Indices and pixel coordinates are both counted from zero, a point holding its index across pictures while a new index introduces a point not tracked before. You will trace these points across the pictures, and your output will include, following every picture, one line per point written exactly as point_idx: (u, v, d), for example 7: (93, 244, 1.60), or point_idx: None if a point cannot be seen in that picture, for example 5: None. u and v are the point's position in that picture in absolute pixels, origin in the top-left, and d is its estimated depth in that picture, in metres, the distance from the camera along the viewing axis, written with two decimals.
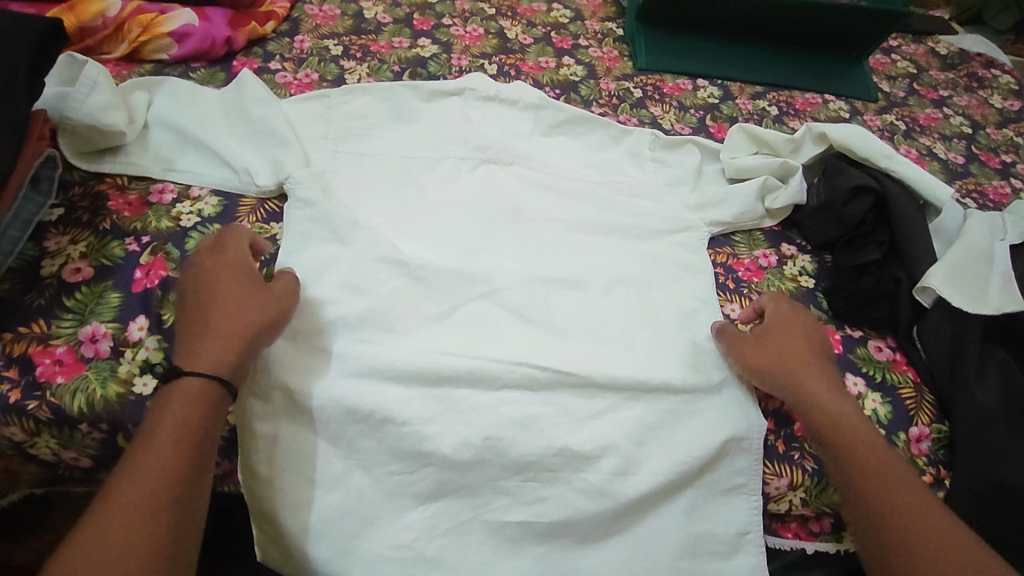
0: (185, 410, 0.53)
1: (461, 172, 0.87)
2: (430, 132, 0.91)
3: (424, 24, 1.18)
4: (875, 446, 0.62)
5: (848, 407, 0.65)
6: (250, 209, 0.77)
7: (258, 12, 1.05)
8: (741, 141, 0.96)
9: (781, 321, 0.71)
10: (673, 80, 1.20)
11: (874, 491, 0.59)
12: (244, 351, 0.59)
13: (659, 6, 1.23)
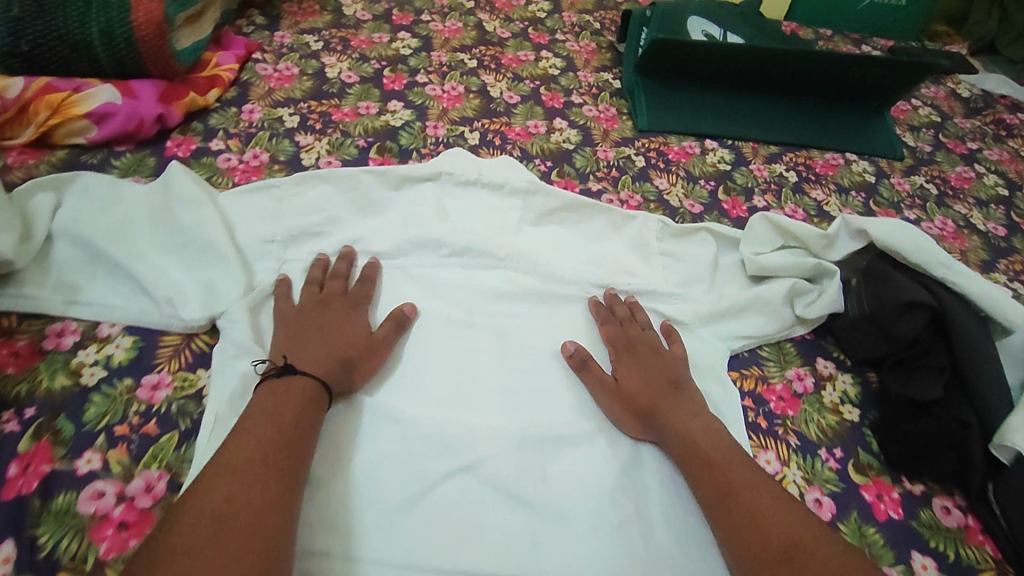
0: (287, 423, 0.56)
1: (436, 288, 0.75)
2: (398, 237, 0.78)
3: (395, 82, 1.04)
4: (714, 451, 0.60)
5: (690, 422, 0.63)
6: (172, 352, 0.64)
7: (200, 79, 0.91)
8: (765, 231, 0.83)
9: (633, 346, 0.71)
10: (679, 142, 1.06)
11: (710, 490, 0.58)
12: (342, 368, 0.63)
13: (661, 57, 1.10)
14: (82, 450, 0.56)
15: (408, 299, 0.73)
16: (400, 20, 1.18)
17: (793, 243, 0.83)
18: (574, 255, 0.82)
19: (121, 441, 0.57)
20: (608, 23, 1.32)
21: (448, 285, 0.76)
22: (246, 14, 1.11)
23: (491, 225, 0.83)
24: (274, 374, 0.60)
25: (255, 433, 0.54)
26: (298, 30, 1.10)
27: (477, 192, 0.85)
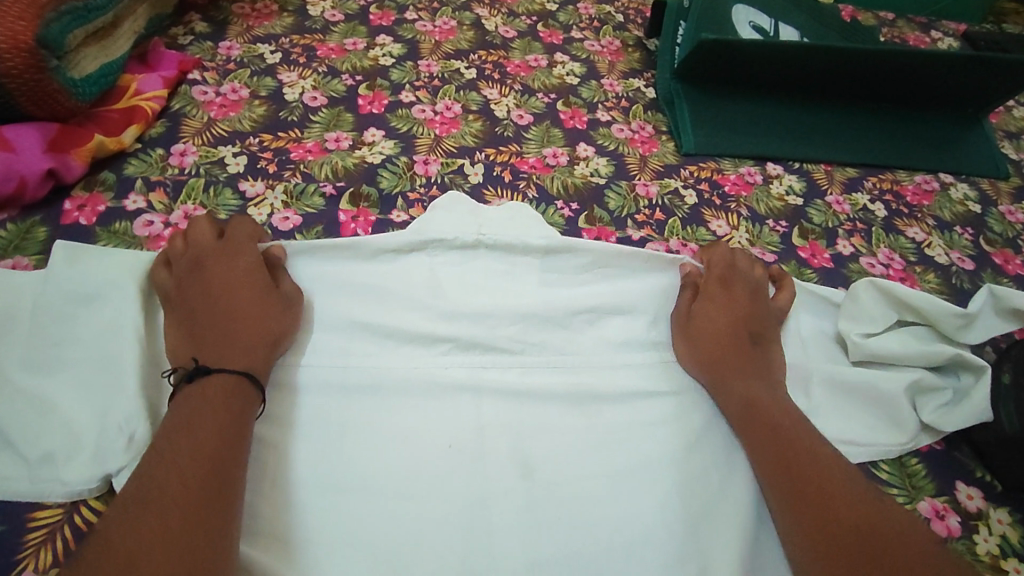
0: (223, 409, 0.50)
1: (410, 414, 0.58)
2: (364, 337, 0.61)
3: (374, 102, 0.82)
4: (784, 423, 0.57)
5: (760, 390, 0.59)
6: (41, 548, 0.47)
7: (113, 113, 0.70)
8: (879, 301, 0.66)
9: (720, 296, 0.65)
10: (735, 168, 0.85)
11: (770, 455, 0.55)
12: (262, 353, 0.55)
13: (708, 61, 0.88)
14: None
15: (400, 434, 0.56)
16: (379, 22, 0.96)
17: (912, 319, 0.67)
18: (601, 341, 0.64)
19: None
20: (632, 14, 1.09)
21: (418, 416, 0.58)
22: (184, 19, 0.88)
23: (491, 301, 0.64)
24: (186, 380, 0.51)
25: (195, 421, 0.48)
26: (250, 39, 0.88)
27: (473, 259, 0.66)
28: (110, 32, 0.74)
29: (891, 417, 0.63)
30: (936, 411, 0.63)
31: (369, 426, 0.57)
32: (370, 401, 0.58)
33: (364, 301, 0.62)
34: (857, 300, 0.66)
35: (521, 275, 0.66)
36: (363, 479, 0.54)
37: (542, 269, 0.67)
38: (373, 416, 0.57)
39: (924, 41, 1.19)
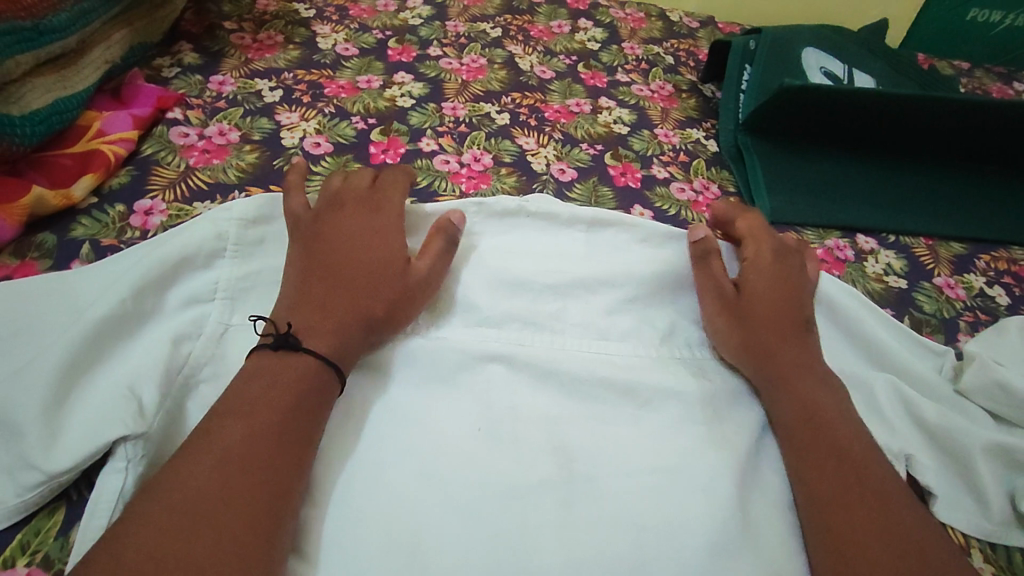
0: (289, 382, 0.41)
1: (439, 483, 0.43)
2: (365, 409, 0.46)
3: (390, 149, 0.69)
4: (838, 421, 0.47)
5: (804, 379, 0.49)
6: None
7: (66, 162, 0.57)
8: (1017, 351, 0.56)
9: (772, 265, 0.55)
10: (822, 241, 0.70)
11: (819, 453, 0.45)
12: (358, 327, 0.46)
13: (787, 109, 0.76)
14: None
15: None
16: (398, 57, 0.84)
17: None
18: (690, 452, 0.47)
19: None
20: (682, 56, 0.98)
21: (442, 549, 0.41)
22: (173, 48, 0.76)
23: (536, 381, 0.49)
24: (271, 348, 0.43)
25: (256, 391, 0.40)
26: (247, 73, 0.75)
27: (530, 303, 0.53)
28: (73, 60, 0.63)
29: (977, 490, 0.50)
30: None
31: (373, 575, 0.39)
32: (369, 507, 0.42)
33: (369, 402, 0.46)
34: (988, 341, 0.56)
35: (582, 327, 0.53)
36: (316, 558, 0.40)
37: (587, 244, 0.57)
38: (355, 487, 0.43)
39: (1009, 93, 1.05)
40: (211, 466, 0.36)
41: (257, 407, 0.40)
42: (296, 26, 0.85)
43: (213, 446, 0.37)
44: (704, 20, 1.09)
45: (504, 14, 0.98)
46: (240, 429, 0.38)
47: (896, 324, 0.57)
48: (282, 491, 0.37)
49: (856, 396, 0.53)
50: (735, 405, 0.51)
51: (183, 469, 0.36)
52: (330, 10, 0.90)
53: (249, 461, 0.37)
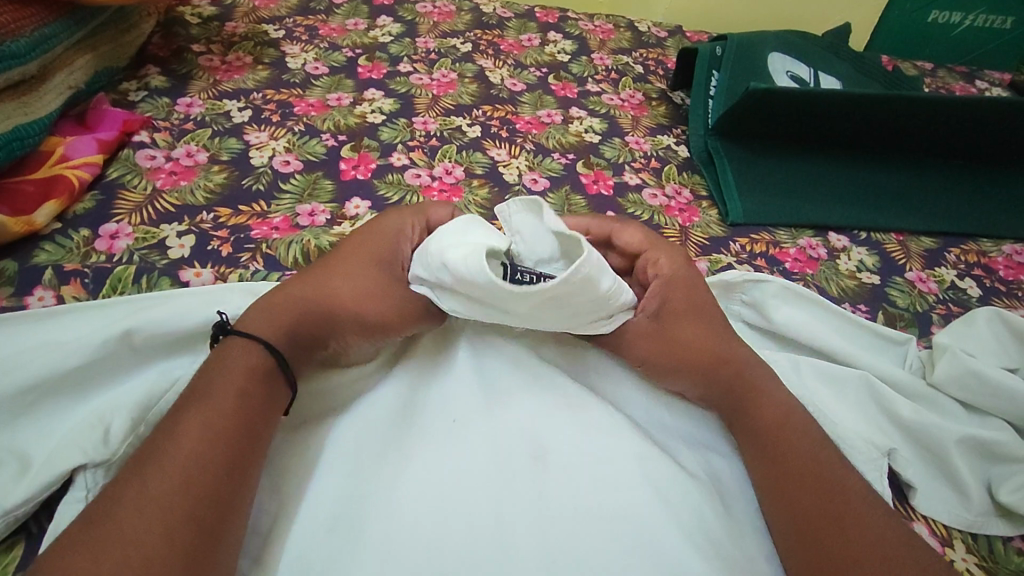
0: (241, 384, 0.40)
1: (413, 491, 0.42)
2: (321, 422, 0.45)
3: (360, 165, 0.69)
4: (778, 427, 0.45)
5: (740, 388, 0.47)
6: None
7: (28, 187, 0.56)
8: (986, 339, 0.56)
9: (680, 277, 0.52)
10: (794, 240, 0.71)
11: (768, 463, 0.44)
12: (307, 331, 0.44)
13: (755, 113, 0.77)
14: None
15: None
16: (368, 75, 0.84)
17: None
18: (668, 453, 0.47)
19: None
20: (651, 65, 0.99)
21: (406, 547, 0.38)
22: (139, 72, 0.76)
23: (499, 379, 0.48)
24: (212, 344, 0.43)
25: (220, 392, 0.39)
26: (215, 95, 0.75)
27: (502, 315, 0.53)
28: (35, 86, 0.62)
29: (954, 480, 0.50)
30: (1019, 490, 0.48)
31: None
32: (329, 512, 0.40)
33: (325, 416, 0.45)
34: (958, 330, 0.57)
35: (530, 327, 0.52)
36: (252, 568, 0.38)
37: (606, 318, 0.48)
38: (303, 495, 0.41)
39: (971, 90, 1.08)
40: (165, 468, 0.35)
41: (213, 419, 0.38)
42: (265, 47, 0.86)
43: (155, 461, 0.35)
44: (673, 29, 1.11)
45: (474, 29, 0.99)
46: (187, 440, 0.36)
47: (861, 326, 0.57)
48: (222, 513, 0.35)
49: (832, 391, 0.52)
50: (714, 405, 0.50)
51: (120, 488, 0.34)
52: (299, 31, 0.91)
53: (200, 481, 0.35)
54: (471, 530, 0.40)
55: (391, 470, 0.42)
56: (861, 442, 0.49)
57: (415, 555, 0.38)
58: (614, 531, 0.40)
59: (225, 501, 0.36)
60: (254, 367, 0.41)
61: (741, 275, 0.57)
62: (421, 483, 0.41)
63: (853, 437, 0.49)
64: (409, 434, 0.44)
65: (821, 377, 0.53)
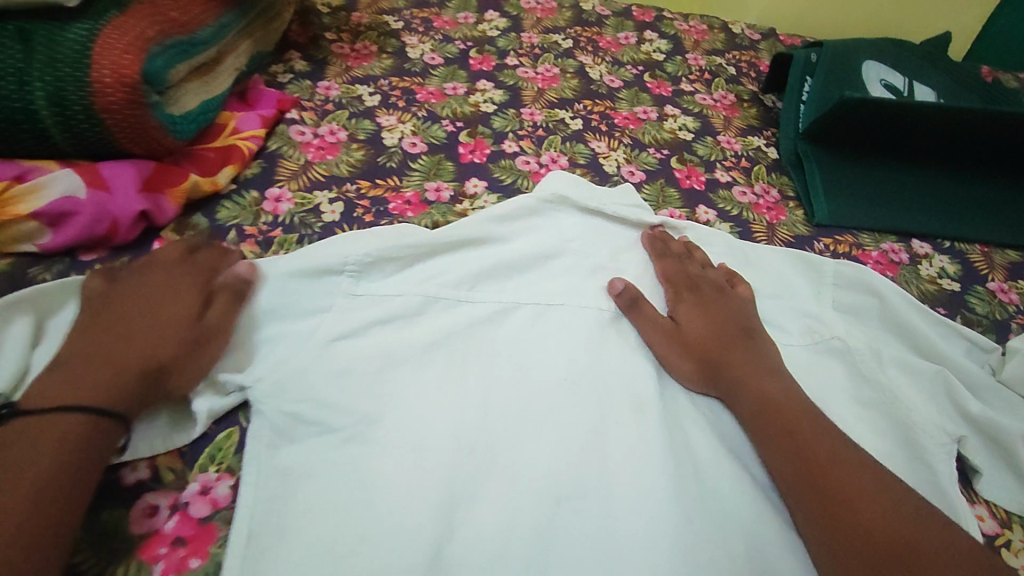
0: (50, 420, 0.39)
1: (528, 415, 0.49)
2: (462, 349, 0.53)
3: (476, 149, 0.76)
4: (792, 409, 0.50)
5: (773, 376, 0.53)
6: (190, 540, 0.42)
7: (210, 153, 0.66)
8: None
9: (740, 302, 0.60)
10: (877, 244, 0.74)
11: (807, 452, 0.47)
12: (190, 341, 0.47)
13: (849, 121, 0.80)
14: None
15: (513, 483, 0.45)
16: (479, 67, 0.92)
17: None
18: None
19: None
20: (744, 68, 1.03)
21: (527, 473, 0.46)
22: (284, 57, 0.87)
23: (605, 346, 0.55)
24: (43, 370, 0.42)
25: (69, 390, 0.41)
26: (349, 80, 0.85)
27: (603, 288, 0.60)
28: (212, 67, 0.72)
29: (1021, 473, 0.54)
30: None
31: (466, 485, 0.45)
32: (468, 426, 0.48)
33: (464, 348, 0.53)
34: None
35: (569, 277, 0.60)
36: (353, 493, 0.44)
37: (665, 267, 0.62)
38: (380, 427, 0.47)
39: None
40: (2, 471, 0.36)
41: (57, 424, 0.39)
42: (387, 37, 0.95)
43: (19, 473, 0.36)
44: (766, 32, 1.14)
45: (574, 26, 1.05)
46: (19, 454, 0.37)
47: (944, 323, 0.61)
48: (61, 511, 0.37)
49: (905, 378, 0.57)
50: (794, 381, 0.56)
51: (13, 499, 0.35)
52: (416, 23, 1.00)
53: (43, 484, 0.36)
54: (521, 481, 0.46)
55: (505, 407, 0.50)
56: (931, 429, 0.54)
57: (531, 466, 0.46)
58: (710, 473, 0.49)
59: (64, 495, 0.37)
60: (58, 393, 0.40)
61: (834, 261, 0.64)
62: (516, 425, 0.49)
63: (924, 423, 0.54)
64: (464, 388, 0.50)
65: (896, 368, 0.58)
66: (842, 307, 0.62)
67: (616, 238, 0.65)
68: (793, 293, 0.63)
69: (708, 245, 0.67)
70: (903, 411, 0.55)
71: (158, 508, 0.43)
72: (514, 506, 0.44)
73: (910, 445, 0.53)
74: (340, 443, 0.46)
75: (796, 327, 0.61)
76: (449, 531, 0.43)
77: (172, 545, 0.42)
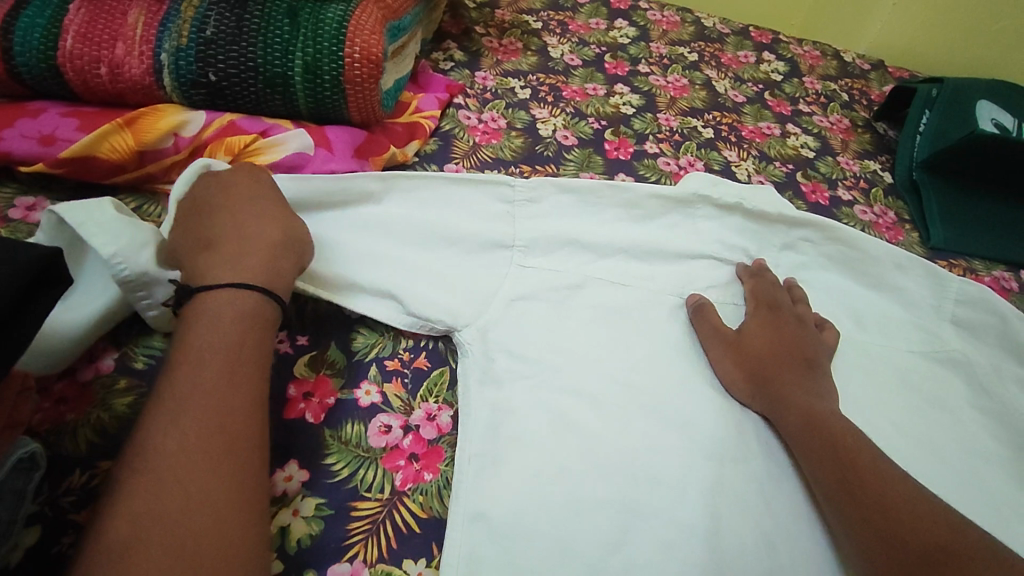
0: (230, 346, 0.42)
1: (690, 388, 0.55)
2: (629, 321, 0.59)
3: (620, 147, 0.84)
4: (830, 417, 0.52)
5: (806, 386, 0.55)
6: (426, 452, 0.50)
7: (399, 127, 0.73)
8: None
9: (789, 318, 0.61)
10: (988, 271, 0.80)
11: (831, 464, 0.49)
12: (294, 245, 0.50)
13: (972, 155, 0.85)
14: (343, 525, 0.44)
15: (685, 444, 0.51)
16: (615, 71, 0.99)
17: None
18: (890, 414, 0.60)
19: (384, 518, 0.45)
20: (856, 95, 1.09)
21: (699, 433, 0.52)
22: (442, 46, 0.95)
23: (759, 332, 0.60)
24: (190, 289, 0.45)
25: (216, 319, 0.43)
26: (501, 72, 0.92)
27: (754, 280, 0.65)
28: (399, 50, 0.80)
29: None
30: None
31: (647, 439, 0.51)
32: (643, 393, 0.54)
33: (633, 324, 0.59)
34: None
35: (725, 267, 0.67)
36: (548, 433, 0.50)
37: (806, 271, 0.69)
38: (561, 381, 0.54)
39: None
40: (195, 412, 0.38)
41: (207, 360, 0.41)
42: (530, 36, 1.03)
43: (203, 416, 0.38)
44: (875, 63, 1.19)
45: (697, 41, 1.12)
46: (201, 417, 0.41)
47: None
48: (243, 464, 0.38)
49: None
50: (921, 383, 0.63)
51: (185, 443, 0.37)
52: (553, 24, 1.07)
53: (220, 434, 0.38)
54: (682, 441, 0.51)
55: (661, 382, 0.55)
56: None
57: (699, 433, 0.52)
58: None
59: (242, 447, 0.38)
60: (214, 304, 0.43)
61: (958, 278, 0.68)
62: (640, 413, 0.53)
63: None
64: (620, 355, 0.56)
65: (1014, 383, 0.64)
66: (966, 322, 0.68)
67: (763, 231, 0.68)
68: (918, 304, 0.68)
69: (857, 241, 0.69)
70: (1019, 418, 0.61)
71: (391, 427, 0.50)
72: (689, 461, 0.50)
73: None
74: (534, 394, 0.53)
75: (917, 335, 0.66)
76: (632, 476, 0.49)
77: (409, 459, 0.49)
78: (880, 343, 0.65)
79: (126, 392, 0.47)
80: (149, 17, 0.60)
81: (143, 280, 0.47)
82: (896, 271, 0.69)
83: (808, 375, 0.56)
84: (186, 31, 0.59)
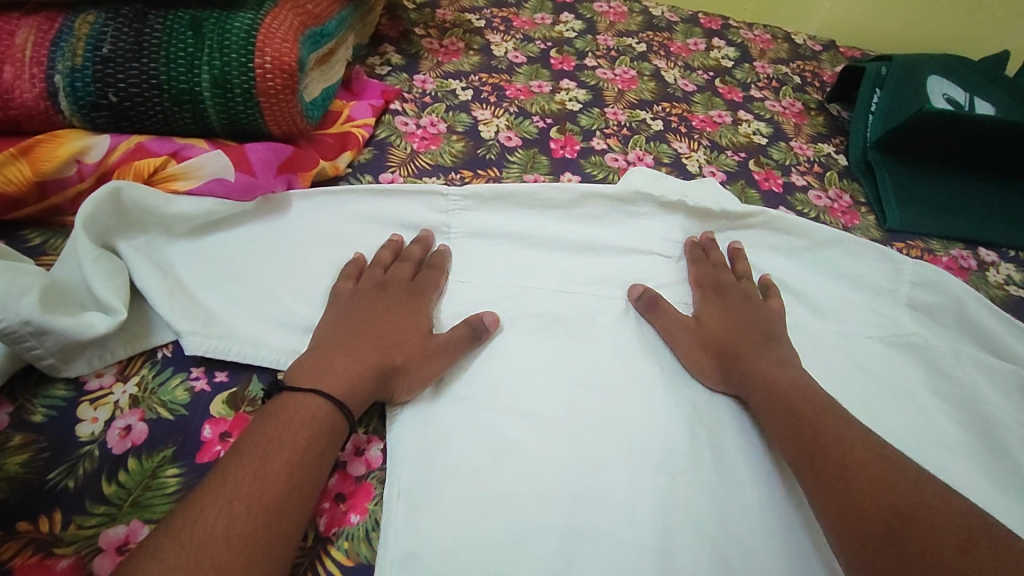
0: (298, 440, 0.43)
1: (636, 396, 0.53)
2: (573, 330, 0.56)
3: (566, 145, 0.81)
4: (785, 386, 0.51)
5: (761, 356, 0.54)
6: (353, 491, 0.46)
7: (329, 138, 0.70)
8: None
9: (739, 289, 0.60)
10: (946, 250, 0.79)
11: (795, 440, 0.48)
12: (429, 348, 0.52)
13: (924, 133, 0.83)
14: None
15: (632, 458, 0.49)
16: (560, 66, 0.96)
17: None
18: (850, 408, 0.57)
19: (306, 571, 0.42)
20: (808, 77, 1.07)
21: (646, 445, 0.50)
22: (379, 50, 0.91)
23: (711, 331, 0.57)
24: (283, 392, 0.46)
25: (286, 413, 0.44)
26: (442, 74, 0.89)
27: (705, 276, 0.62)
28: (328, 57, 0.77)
29: None
30: None
31: (592, 456, 0.48)
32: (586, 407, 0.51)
33: (576, 332, 0.56)
34: None
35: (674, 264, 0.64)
36: (487, 458, 0.48)
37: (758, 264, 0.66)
38: (501, 400, 0.51)
39: None
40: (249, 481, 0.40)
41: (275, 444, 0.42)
42: (472, 35, 0.99)
43: (253, 491, 0.39)
44: (826, 43, 1.18)
45: (646, 31, 1.09)
46: (246, 498, 0.39)
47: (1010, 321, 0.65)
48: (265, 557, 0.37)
49: (985, 374, 0.62)
50: (881, 372, 0.61)
51: (225, 506, 0.38)
52: (496, 21, 1.04)
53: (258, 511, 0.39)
54: (627, 455, 0.49)
55: (607, 392, 0.52)
56: (1010, 422, 0.58)
57: (646, 445, 0.50)
58: None
59: (274, 540, 0.38)
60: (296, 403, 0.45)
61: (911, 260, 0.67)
62: (584, 428, 0.50)
63: (1003, 416, 0.59)
64: (562, 367, 0.54)
65: (976, 365, 0.62)
66: (924, 306, 0.66)
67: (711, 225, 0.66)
68: (872, 290, 0.66)
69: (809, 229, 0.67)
70: (981, 402, 0.59)
71: None
72: (637, 475, 0.48)
73: (988, 435, 0.58)
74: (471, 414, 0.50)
75: (874, 322, 0.64)
76: (576, 497, 0.46)
77: (334, 501, 0.45)
78: (836, 334, 0.63)
79: (19, 450, 0.44)
80: (40, 36, 0.55)
81: (29, 330, 0.44)
82: (849, 259, 0.67)
83: (759, 342, 0.56)
84: (81, 49, 0.55)
